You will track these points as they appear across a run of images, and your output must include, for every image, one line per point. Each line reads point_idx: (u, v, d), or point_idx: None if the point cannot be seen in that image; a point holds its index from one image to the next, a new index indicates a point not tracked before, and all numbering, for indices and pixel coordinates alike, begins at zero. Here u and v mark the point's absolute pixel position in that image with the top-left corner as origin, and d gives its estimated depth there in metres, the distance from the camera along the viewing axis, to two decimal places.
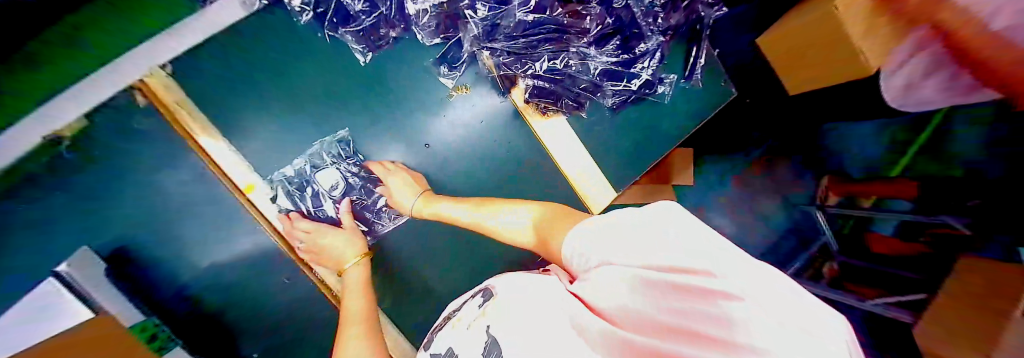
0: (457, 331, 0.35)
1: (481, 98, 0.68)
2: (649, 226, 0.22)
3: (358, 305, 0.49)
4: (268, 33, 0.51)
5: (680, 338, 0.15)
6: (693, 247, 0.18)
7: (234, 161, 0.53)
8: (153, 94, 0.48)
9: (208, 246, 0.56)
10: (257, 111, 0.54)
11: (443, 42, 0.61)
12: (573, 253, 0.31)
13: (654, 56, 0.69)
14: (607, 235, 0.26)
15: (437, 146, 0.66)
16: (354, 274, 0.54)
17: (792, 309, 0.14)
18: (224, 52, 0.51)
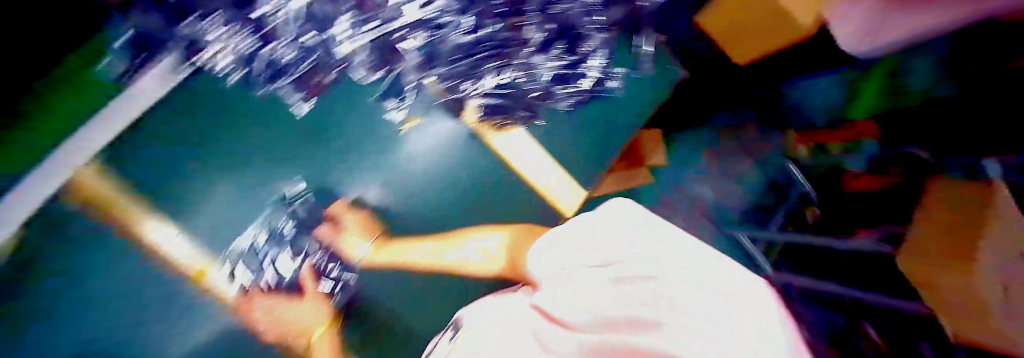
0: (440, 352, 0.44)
1: (436, 125, 0.69)
2: (626, 229, 0.37)
3: None
4: (203, 107, 0.55)
5: (691, 294, 0.25)
6: (660, 242, 0.32)
7: (177, 242, 0.58)
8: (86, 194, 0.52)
9: (176, 336, 0.59)
10: (209, 180, 0.58)
11: (384, 75, 0.58)
12: (539, 261, 0.43)
13: (599, 53, 0.69)
14: (583, 239, 0.40)
15: (397, 180, 0.70)
16: (322, 348, 0.64)
17: (746, 283, 0.26)
18: (154, 136, 0.54)
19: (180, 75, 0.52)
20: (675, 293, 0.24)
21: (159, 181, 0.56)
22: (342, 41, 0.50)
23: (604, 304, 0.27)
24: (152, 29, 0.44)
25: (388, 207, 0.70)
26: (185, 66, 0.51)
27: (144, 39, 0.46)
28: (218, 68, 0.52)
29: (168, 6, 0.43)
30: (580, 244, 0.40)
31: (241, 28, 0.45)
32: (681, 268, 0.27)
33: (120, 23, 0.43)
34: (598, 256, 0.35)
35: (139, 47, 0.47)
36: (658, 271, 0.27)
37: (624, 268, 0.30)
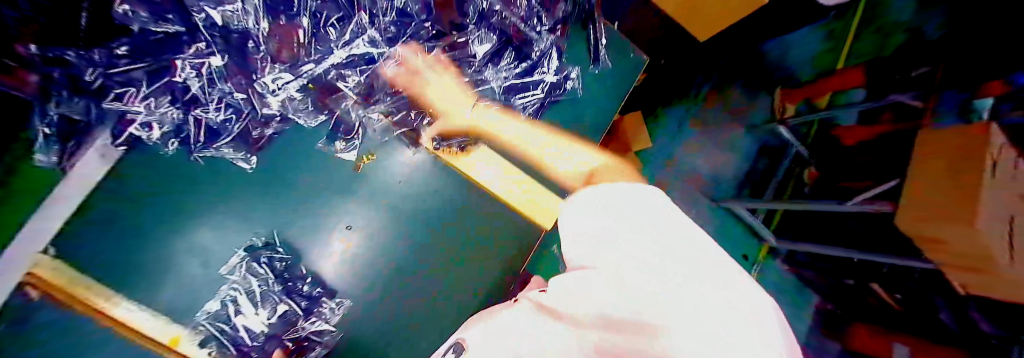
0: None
1: (396, 158, 0.64)
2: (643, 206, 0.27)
3: None
4: (156, 178, 0.52)
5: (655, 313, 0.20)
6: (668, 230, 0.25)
7: (153, 319, 0.50)
8: (48, 283, 0.43)
9: None
10: (162, 261, 0.52)
11: (329, 117, 0.59)
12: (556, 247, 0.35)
13: (550, 56, 0.68)
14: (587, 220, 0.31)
15: (358, 222, 0.62)
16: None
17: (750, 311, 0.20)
18: (99, 218, 0.48)
19: (115, 154, 0.49)
20: (656, 289, 0.21)
21: (108, 264, 0.49)
22: (271, 93, 0.50)
23: (596, 305, 0.23)
24: (72, 113, 0.43)
25: (360, 253, 0.63)
26: (118, 142, 0.48)
27: (67, 123, 0.44)
28: (154, 138, 0.49)
29: (81, 90, 0.42)
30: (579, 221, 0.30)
31: (163, 99, 0.46)
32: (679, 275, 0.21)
33: (38, 110, 0.41)
34: (593, 246, 0.28)
35: (65, 136, 0.44)
36: (648, 266, 0.23)
37: (632, 273, 0.23)
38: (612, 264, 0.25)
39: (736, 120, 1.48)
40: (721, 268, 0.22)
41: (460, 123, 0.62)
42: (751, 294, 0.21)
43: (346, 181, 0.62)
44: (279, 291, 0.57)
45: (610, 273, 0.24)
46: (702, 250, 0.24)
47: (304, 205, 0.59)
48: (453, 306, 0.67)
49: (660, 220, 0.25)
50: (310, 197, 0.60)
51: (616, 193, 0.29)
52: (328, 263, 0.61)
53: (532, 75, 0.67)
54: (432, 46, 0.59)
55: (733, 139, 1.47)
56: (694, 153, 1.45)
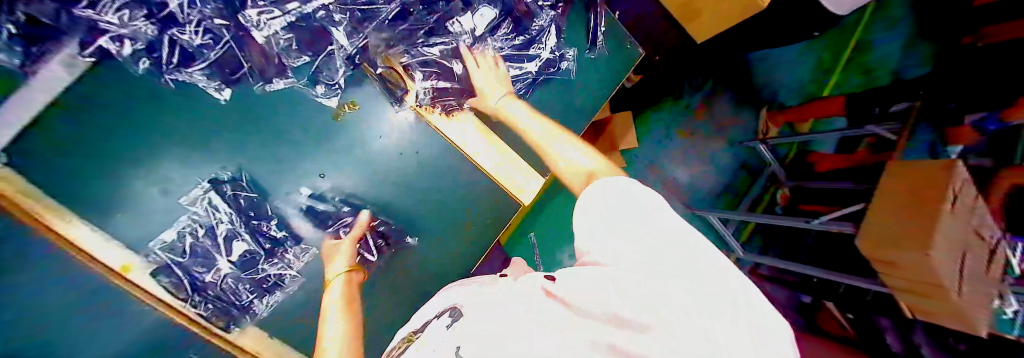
0: (424, 348, 0.32)
1: (375, 112, 0.63)
2: (645, 202, 0.32)
3: (335, 308, 0.52)
4: (127, 100, 0.46)
5: (627, 326, 0.23)
6: (678, 238, 0.27)
7: (101, 242, 0.46)
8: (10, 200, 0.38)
9: None
10: (117, 187, 0.47)
11: (312, 59, 0.56)
12: (580, 229, 0.35)
13: (549, 33, 0.69)
14: (597, 200, 0.34)
15: (337, 172, 0.62)
16: (333, 290, 0.56)
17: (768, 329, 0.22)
18: (46, 139, 0.40)
19: (81, 64, 0.41)
20: (657, 293, 0.23)
21: (69, 186, 0.43)
22: (258, 28, 0.49)
23: (597, 306, 0.25)
24: (40, 16, 0.37)
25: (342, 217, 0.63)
26: (88, 53, 0.41)
27: (35, 28, 0.37)
28: (124, 53, 0.43)
29: None
30: (604, 208, 0.33)
31: (137, 13, 0.42)
32: (683, 284, 0.23)
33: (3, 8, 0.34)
34: (607, 227, 0.31)
35: (31, 38, 0.37)
36: (650, 278, 0.24)
37: (643, 279, 0.25)
38: (623, 268, 0.27)
39: (721, 135, 1.51)
40: (720, 270, 0.25)
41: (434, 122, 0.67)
42: (759, 301, 0.24)
43: (327, 132, 0.60)
44: (242, 228, 0.56)
45: (613, 274, 0.27)
46: (702, 255, 0.26)
47: (277, 146, 0.57)
48: (425, 257, 0.72)
49: (640, 225, 0.29)
50: (283, 141, 0.58)
51: (605, 204, 0.33)
52: (300, 215, 0.60)
53: (529, 50, 0.68)
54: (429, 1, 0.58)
55: (714, 152, 1.50)
56: (677, 164, 1.48)
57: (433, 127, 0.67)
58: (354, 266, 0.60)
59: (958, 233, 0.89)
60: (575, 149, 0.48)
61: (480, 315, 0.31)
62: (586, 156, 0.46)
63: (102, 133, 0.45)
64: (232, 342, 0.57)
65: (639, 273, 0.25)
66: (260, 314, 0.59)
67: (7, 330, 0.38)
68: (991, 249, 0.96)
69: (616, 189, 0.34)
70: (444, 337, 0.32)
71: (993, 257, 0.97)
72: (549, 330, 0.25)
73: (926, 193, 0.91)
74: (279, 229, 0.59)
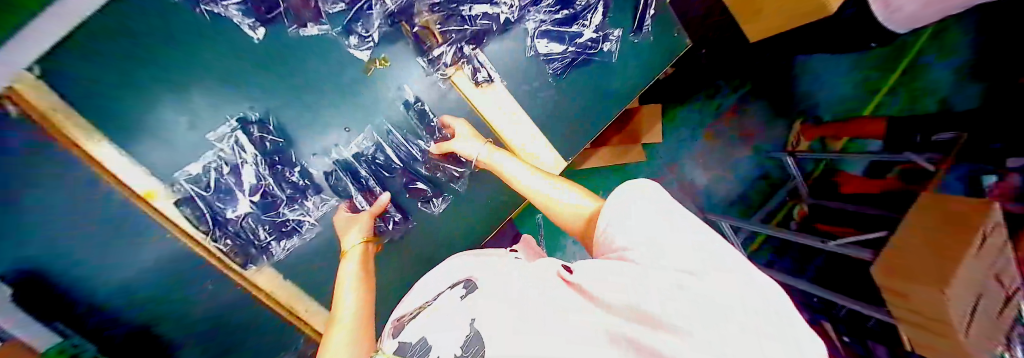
0: (440, 315, 0.32)
1: (405, 72, 0.61)
2: (656, 204, 0.27)
3: (353, 273, 0.51)
4: (160, 25, 0.44)
5: (641, 329, 0.20)
6: (688, 240, 0.22)
7: (125, 165, 0.47)
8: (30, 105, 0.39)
9: (101, 267, 0.48)
10: (149, 114, 0.47)
11: (348, 8, 0.54)
12: (605, 225, 0.32)
13: (595, 10, 0.66)
14: (618, 210, 0.30)
15: (363, 127, 0.61)
16: (348, 265, 0.53)
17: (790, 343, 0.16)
18: (80, 57, 0.41)
19: None
20: (667, 296, 0.19)
21: (103, 102, 0.44)
22: None
23: (616, 300, 0.22)
24: None
25: (358, 196, 0.63)
26: None
27: None
28: None
29: None
30: (625, 217, 0.29)
31: None
32: (691, 289, 0.19)
33: None
34: (626, 231, 0.28)
35: None
36: (662, 281, 0.20)
37: (656, 281, 0.20)
38: (639, 269, 0.23)
39: (748, 142, 1.44)
40: (726, 270, 0.20)
41: (463, 92, 0.64)
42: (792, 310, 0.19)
43: (355, 85, 0.58)
44: (267, 172, 0.56)
45: (627, 272, 0.23)
46: (707, 254, 0.21)
47: (304, 94, 0.56)
48: (437, 225, 0.71)
49: (653, 234, 0.24)
50: (313, 90, 0.56)
51: (619, 220, 0.29)
52: (320, 167, 0.60)
53: (570, 26, 0.65)
54: None
55: (738, 159, 1.44)
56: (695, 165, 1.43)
57: (462, 98, 0.65)
58: (370, 237, 0.58)
59: (982, 273, 0.86)
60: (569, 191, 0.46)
61: (494, 289, 0.31)
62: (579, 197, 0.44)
63: (136, 60, 0.44)
64: (248, 279, 0.58)
65: (636, 274, 0.22)
66: (277, 258, 0.60)
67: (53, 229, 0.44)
68: (1008, 296, 0.93)
69: (631, 200, 0.30)
70: (460, 308, 0.31)
71: (1007, 304, 0.94)
72: (561, 315, 0.24)
73: (957, 227, 0.87)
74: (303, 177, 0.59)
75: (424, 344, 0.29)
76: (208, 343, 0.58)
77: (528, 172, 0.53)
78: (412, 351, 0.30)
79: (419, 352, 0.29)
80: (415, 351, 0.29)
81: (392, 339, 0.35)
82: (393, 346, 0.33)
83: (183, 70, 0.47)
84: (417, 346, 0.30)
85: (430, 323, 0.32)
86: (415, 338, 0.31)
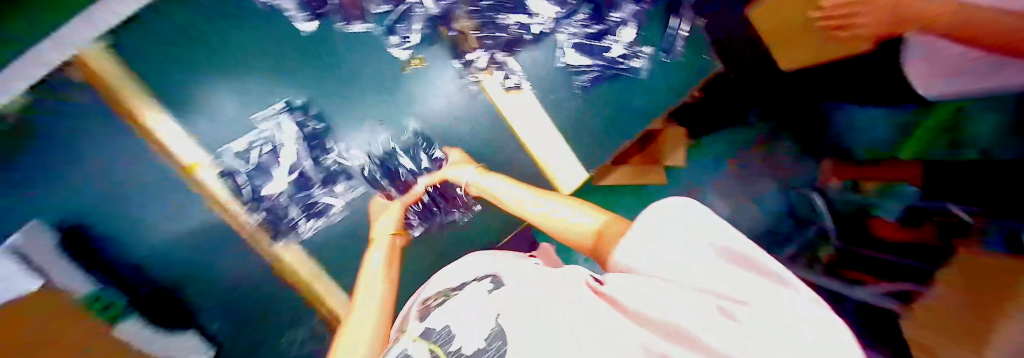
0: (466, 306, 0.33)
1: (440, 74, 0.63)
2: (673, 220, 0.27)
3: (379, 255, 0.55)
4: (195, 21, 0.48)
5: (674, 344, 0.21)
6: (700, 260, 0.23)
7: (178, 134, 0.51)
8: (91, 73, 0.45)
9: (148, 228, 0.53)
10: (198, 93, 0.51)
11: (392, 10, 0.58)
12: (620, 247, 0.32)
13: (626, 27, 0.67)
14: (646, 237, 0.29)
15: (395, 122, 0.63)
16: (376, 253, 0.56)
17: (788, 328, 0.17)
18: (145, 34, 0.47)
19: None
20: (693, 319, 0.20)
21: (154, 76, 0.48)
22: None
23: (649, 317, 0.23)
24: None
25: (387, 185, 0.66)
26: None
27: None
28: None
29: None
30: (644, 238, 0.29)
31: None
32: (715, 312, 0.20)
33: None
34: (649, 251, 0.28)
35: None
36: (688, 303, 0.21)
37: (683, 303, 0.21)
38: (667, 292, 0.23)
39: None
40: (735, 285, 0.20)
41: (489, 94, 0.65)
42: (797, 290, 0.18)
43: (391, 81, 0.61)
44: (306, 154, 0.60)
45: (654, 290, 0.24)
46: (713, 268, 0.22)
47: (344, 85, 0.59)
48: (456, 227, 0.72)
49: (679, 260, 0.24)
50: (352, 83, 0.59)
51: (640, 238, 0.29)
52: (353, 155, 0.63)
53: (601, 41, 0.66)
54: None
55: None
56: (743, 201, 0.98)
57: (492, 102, 0.66)
58: (399, 229, 0.61)
59: None
60: (575, 208, 0.46)
61: (520, 288, 0.32)
62: (586, 214, 0.43)
63: (190, 42, 0.49)
64: (276, 254, 0.61)
65: (667, 300, 0.22)
66: (301, 236, 0.62)
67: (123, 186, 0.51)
68: None
69: (653, 220, 0.29)
70: (484, 301, 0.32)
71: None
72: (585, 318, 0.25)
73: None
74: (341, 161, 0.62)
75: (448, 331, 0.30)
76: (226, 317, 0.60)
77: (531, 196, 0.53)
78: (437, 336, 0.31)
79: (443, 338, 0.30)
80: (440, 337, 0.30)
81: (418, 323, 0.36)
82: (420, 329, 0.34)
83: (228, 56, 0.51)
84: (442, 332, 0.31)
85: (455, 311, 0.33)
86: (439, 325, 0.32)
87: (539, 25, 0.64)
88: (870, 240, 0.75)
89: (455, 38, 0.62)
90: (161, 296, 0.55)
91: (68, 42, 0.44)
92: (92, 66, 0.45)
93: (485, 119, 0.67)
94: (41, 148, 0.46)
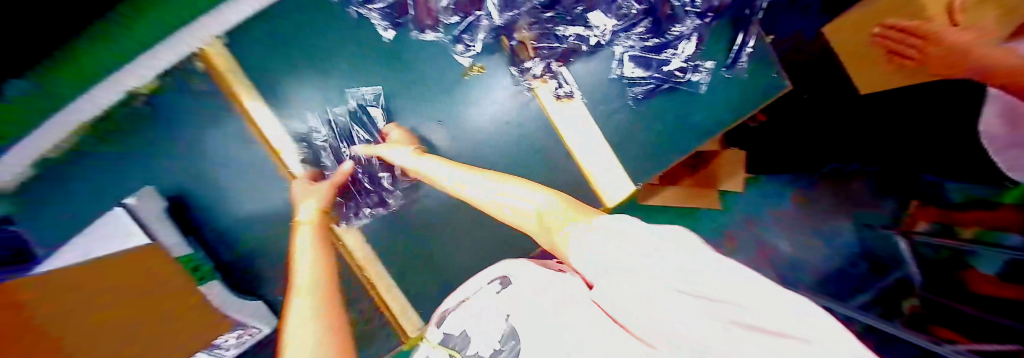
0: (477, 313, 0.35)
1: (496, 79, 0.67)
2: (648, 229, 0.25)
3: (305, 239, 0.48)
4: (298, 29, 0.61)
5: None
6: (688, 265, 0.20)
7: (270, 120, 0.64)
8: (212, 63, 0.60)
9: (244, 197, 0.65)
10: (289, 81, 0.64)
11: (460, 20, 0.60)
12: (588, 250, 0.27)
13: (689, 40, 0.64)
14: (614, 238, 0.26)
15: (450, 122, 0.67)
16: (304, 233, 0.50)
17: (812, 326, 0.14)
18: (257, 34, 0.61)
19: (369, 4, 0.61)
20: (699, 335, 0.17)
21: (259, 68, 0.62)
22: None
23: (659, 335, 0.19)
24: None
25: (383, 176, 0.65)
26: None
27: None
28: None
29: None
30: (619, 239, 0.25)
31: None
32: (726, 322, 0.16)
33: None
34: (622, 253, 0.24)
35: None
36: (691, 312, 0.18)
37: (686, 314, 0.18)
38: (663, 301, 0.19)
39: None
40: (745, 290, 0.18)
41: (540, 99, 0.68)
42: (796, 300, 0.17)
43: (452, 84, 0.66)
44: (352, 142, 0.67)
45: (648, 295, 0.21)
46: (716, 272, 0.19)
47: (408, 85, 0.66)
48: (499, 232, 0.71)
49: (686, 259, 0.21)
50: (415, 83, 0.66)
51: (608, 241, 0.26)
52: None
53: (661, 54, 0.64)
54: None
55: None
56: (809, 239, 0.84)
57: (544, 108, 0.68)
58: (326, 208, 0.56)
59: None
60: (528, 193, 0.41)
61: (528, 291, 0.32)
62: (541, 201, 0.38)
63: (290, 42, 0.62)
64: (345, 246, 0.66)
65: (670, 301, 0.19)
66: (359, 222, 0.67)
67: (232, 160, 0.64)
68: None
69: (625, 227, 0.26)
70: (494, 306, 0.34)
71: None
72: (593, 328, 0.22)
73: None
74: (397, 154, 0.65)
75: (465, 335, 0.33)
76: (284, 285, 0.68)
77: (479, 179, 0.47)
78: (456, 342, 0.34)
79: (461, 344, 0.33)
80: (457, 342, 0.33)
81: (437, 329, 0.38)
82: (439, 336, 0.37)
83: (308, 53, 0.62)
84: (460, 337, 0.34)
85: (469, 316, 0.35)
86: (457, 330, 0.35)
87: (601, 35, 0.62)
88: (968, 296, 0.63)
89: (520, 48, 0.64)
90: (239, 259, 0.66)
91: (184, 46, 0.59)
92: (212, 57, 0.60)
93: (534, 123, 0.68)
94: (188, 125, 0.62)
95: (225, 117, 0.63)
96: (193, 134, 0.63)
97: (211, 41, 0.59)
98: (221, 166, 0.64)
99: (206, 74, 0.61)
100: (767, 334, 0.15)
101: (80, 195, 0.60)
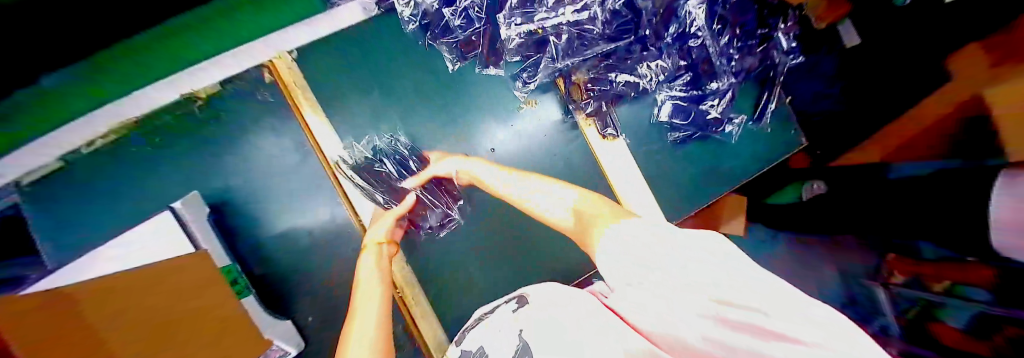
0: (489, 331, 0.31)
1: (548, 113, 0.71)
2: (671, 232, 0.25)
3: (369, 260, 0.51)
4: (371, 52, 0.65)
5: None
6: (703, 265, 0.21)
7: (326, 134, 0.64)
8: (276, 72, 0.62)
9: (285, 211, 0.64)
10: (349, 97, 0.64)
11: (522, 60, 0.66)
12: (610, 252, 0.28)
13: (725, 96, 0.70)
14: (637, 243, 0.26)
15: (502, 148, 0.70)
16: (369, 257, 0.52)
17: (818, 327, 0.15)
18: (328, 50, 0.63)
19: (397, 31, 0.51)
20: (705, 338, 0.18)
21: (322, 83, 0.64)
22: (507, 27, 0.60)
23: (673, 335, 0.20)
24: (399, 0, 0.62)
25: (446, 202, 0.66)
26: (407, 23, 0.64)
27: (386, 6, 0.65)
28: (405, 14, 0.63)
29: None
30: (641, 242, 0.26)
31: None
32: (730, 322, 0.17)
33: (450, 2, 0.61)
34: (639, 255, 0.25)
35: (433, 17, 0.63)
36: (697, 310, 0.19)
37: (698, 316, 0.19)
38: (675, 302, 0.21)
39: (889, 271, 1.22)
40: (754, 290, 0.18)
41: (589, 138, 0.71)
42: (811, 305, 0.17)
43: (505, 113, 0.69)
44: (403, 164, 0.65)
45: (660, 293, 0.22)
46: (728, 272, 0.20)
47: (464, 112, 0.68)
48: (540, 263, 0.70)
49: (696, 258, 0.21)
50: (471, 110, 0.68)
51: (630, 243, 0.27)
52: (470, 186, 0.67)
53: (697, 105, 0.70)
54: (620, 38, 0.64)
55: None
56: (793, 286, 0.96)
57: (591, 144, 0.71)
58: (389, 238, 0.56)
59: None
60: (559, 191, 0.44)
61: (549, 305, 0.30)
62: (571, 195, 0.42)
63: (360, 63, 0.65)
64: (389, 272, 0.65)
65: (677, 300, 0.20)
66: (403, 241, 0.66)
67: (278, 171, 0.64)
68: None
69: (648, 230, 0.27)
70: (507, 324, 0.31)
71: None
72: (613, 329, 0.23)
73: None
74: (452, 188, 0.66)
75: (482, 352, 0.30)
76: (311, 304, 0.64)
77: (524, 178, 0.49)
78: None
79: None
80: None
81: (455, 346, 0.36)
82: (458, 352, 0.34)
83: (376, 75, 0.65)
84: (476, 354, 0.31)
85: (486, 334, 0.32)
86: (473, 346, 0.32)
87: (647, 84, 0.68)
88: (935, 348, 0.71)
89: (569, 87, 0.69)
90: (270, 273, 0.63)
91: (255, 57, 0.62)
92: (278, 68, 0.61)
93: (578, 157, 0.72)
94: (239, 132, 0.63)
95: (277, 125, 0.64)
96: (241, 141, 0.63)
97: (280, 54, 0.62)
98: (267, 175, 0.64)
99: (268, 84, 0.62)
100: (762, 337, 0.16)
101: (110, 190, 0.61)
